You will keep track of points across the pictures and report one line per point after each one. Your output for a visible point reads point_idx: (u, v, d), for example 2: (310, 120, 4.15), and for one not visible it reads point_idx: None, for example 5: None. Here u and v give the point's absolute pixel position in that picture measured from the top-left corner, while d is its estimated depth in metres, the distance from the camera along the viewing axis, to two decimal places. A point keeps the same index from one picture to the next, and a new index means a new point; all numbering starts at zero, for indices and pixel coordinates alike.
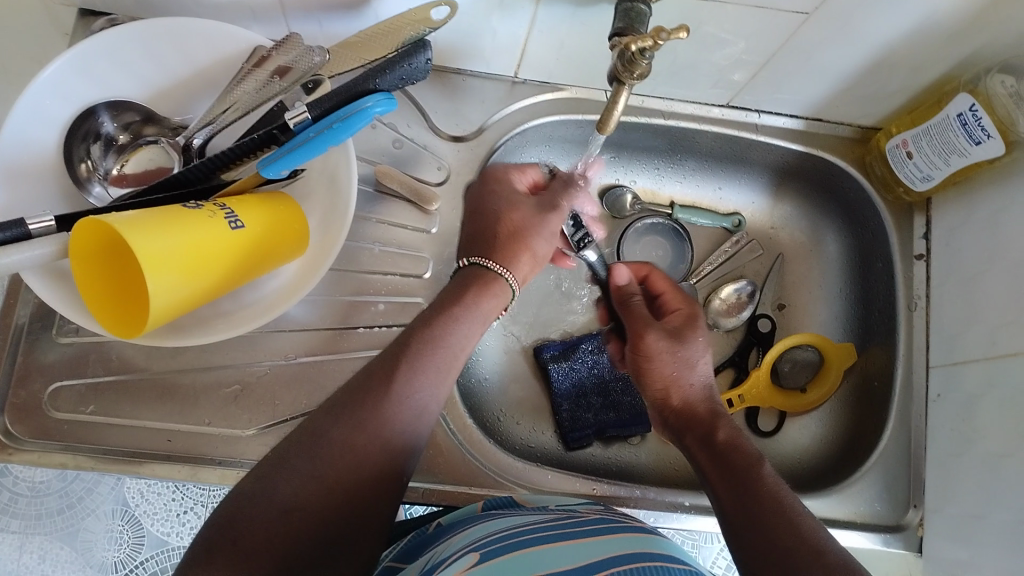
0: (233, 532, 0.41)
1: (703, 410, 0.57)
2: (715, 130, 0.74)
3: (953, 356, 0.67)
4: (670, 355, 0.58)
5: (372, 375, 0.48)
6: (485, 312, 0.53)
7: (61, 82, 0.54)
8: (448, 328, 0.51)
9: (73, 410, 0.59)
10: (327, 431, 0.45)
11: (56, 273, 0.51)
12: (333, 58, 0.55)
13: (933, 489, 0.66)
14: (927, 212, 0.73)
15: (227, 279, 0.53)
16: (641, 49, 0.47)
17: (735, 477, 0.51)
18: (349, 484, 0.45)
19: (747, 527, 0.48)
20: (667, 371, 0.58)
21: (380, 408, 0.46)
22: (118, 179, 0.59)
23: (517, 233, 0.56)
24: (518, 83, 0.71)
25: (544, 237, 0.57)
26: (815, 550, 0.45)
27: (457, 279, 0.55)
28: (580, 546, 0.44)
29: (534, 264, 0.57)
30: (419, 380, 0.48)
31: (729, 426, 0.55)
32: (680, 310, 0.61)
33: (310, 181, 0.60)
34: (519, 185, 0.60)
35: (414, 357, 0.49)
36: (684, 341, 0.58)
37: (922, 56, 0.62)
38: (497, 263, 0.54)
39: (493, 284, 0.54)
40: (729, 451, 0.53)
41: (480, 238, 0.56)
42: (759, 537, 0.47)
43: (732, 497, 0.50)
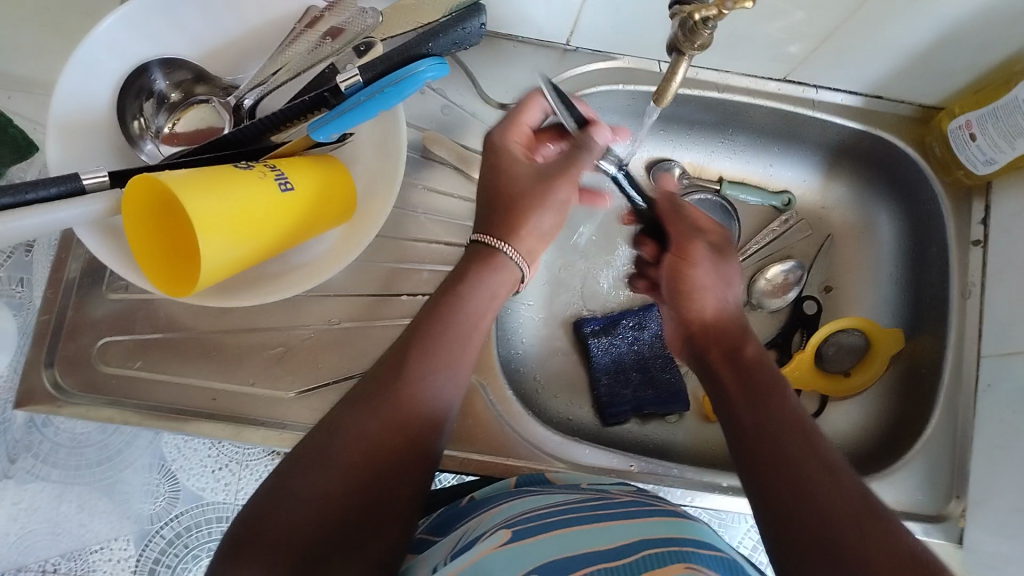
0: (258, 525, 0.41)
1: (733, 327, 0.53)
2: (770, 105, 0.72)
3: (1007, 345, 0.65)
4: (710, 268, 0.56)
5: (386, 364, 0.48)
6: (492, 291, 0.52)
7: (116, 39, 0.54)
8: (456, 307, 0.51)
9: (121, 364, 0.59)
10: (345, 424, 0.45)
11: (111, 229, 0.52)
12: (387, 20, 0.54)
13: (979, 481, 0.65)
14: (986, 197, 0.71)
15: (278, 241, 0.53)
16: (705, 18, 0.45)
17: (750, 392, 0.48)
18: (371, 472, 0.45)
19: (761, 440, 0.45)
20: (704, 282, 0.55)
21: (392, 394, 0.46)
22: (169, 138, 0.59)
23: (514, 207, 0.54)
24: (570, 51, 0.70)
25: (550, 208, 0.55)
26: (834, 474, 0.42)
27: (461, 259, 0.54)
28: (614, 528, 0.44)
29: (542, 238, 0.55)
30: (431, 361, 0.48)
31: (756, 346, 0.52)
32: (709, 227, 0.59)
33: (358, 145, 0.59)
34: (516, 147, 0.57)
35: (423, 341, 0.49)
36: (723, 262, 0.56)
37: (992, 34, 0.60)
38: (498, 238, 0.53)
39: (494, 260, 0.53)
40: (754, 369, 0.50)
41: (483, 212, 0.55)
42: (771, 455, 0.44)
43: (745, 410, 0.47)
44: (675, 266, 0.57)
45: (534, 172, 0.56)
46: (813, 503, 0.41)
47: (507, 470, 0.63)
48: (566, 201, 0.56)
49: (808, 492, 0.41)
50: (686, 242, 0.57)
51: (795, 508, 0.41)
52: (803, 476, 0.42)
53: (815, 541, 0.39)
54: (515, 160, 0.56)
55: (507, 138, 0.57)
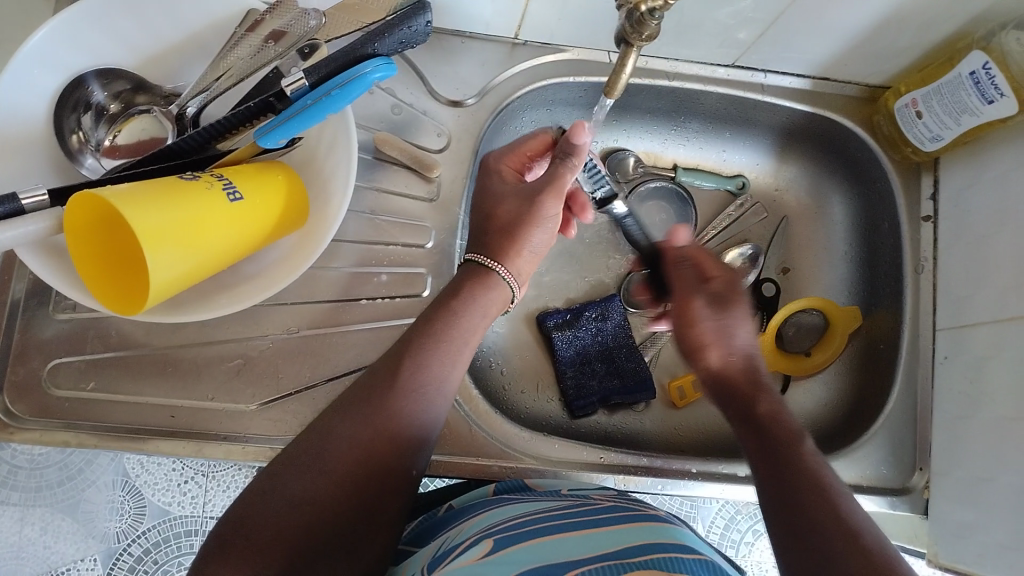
0: (244, 525, 0.42)
1: (743, 381, 0.53)
2: (720, 91, 0.72)
3: (961, 318, 0.66)
4: (714, 320, 0.55)
5: (378, 371, 0.48)
6: (484, 308, 0.53)
7: (46, 50, 0.52)
8: (450, 321, 0.51)
9: (73, 386, 0.58)
10: (335, 428, 0.46)
11: (52, 249, 0.50)
12: (331, 21, 0.53)
13: (940, 452, 0.66)
14: (935, 172, 0.72)
15: (230, 253, 0.52)
16: (652, 9, 0.45)
17: (772, 457, 0.48)
18: (361, 480, 0.45)
19: (787, 503, 0.45)
20: (709, 336, 0.55)
21: (385, 402, 0.47)
22: (111, 150, 0.57)
23: (511, 226, 0.54)
24: (519, 45, 0.69)
25: (542, 228, 0.55)
26: (858, 539, 0.42)
27: (457, 275, 0.54)
28: (597, 535, 0.44)
29: (532, 257, 0.56)
30: (425, 371, 0.49)
31: (770, 399, 0.52)
32: (721, 276, 0.58)
33: (307, 149, 0.59)
34: (508, 170, 0.58)
35: (416, 352, 0.49)
36: (729, 311, 0.56)
37: (935, 11, 0.60)
38: (491, 258, 0.54)
39: (489, 279, 0.53)
40: (773, 426, 0.50)
41: (475, 234, 0.56)
42: (797, 518, 0.44)
43: (768, 476, 0.47)
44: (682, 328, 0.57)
45: (523, 191, 0.56)
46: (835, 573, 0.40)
47: (478, 470, 0.62)
48: (556, 215, 0.56)
49: (830, 561, 0.41)
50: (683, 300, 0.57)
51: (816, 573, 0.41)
52: (825, 546, 0.42)
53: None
54: (508, 184, 0.57)
55: (501, 162, 0.59)
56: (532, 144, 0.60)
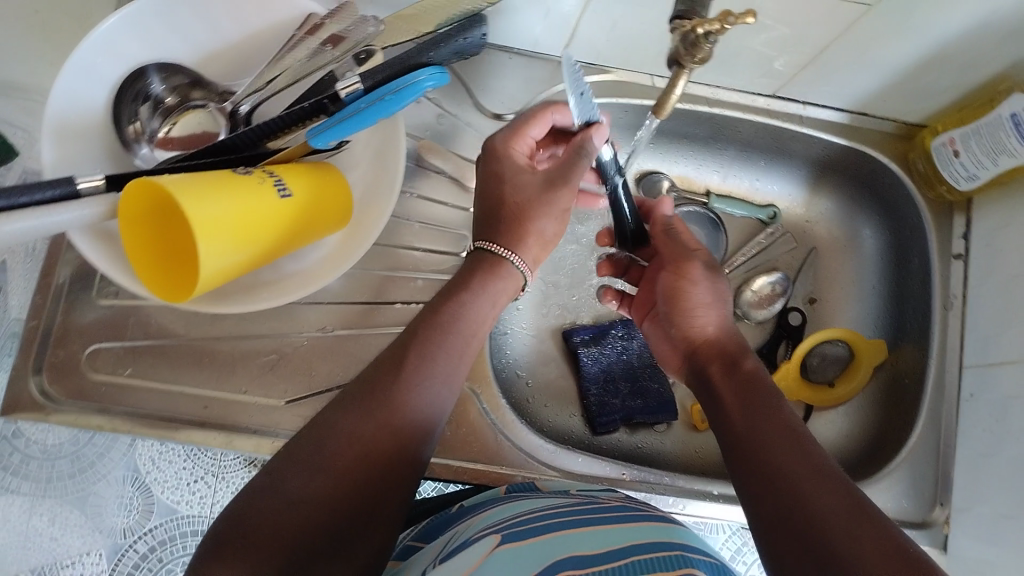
0: (242, 524, 0.40)
1: (728, 344, 0.55)
2: (759, 120, 0.73)
3: (989, 357, 0.67)
4: (709, 283, 0.58)
5: (385, 362, 0.49)
6: (493, 300, 0.54)
7: (114, 39, 0.53)
8: (456, 313, 0.52)
9: (111, 371, 0.59)
10: (338, 421, 0.46)
11: (104, 234, 0.51)
12: (388, 28, 0.54)
13: (962, 490, 0.66)
14: (967, 212, 0.72)
15: (275, 246, 0.52)
16: (707, 32, 0.46)
17: (744, 400, 0.49)
18: (359, 474, 0.44)
19: (750, 438, 0.46)
20: (702, 299, 0.58)
21: (390, 397, 0.47)
22: (164, 142, 0.58)
23: (526, 210, 0.55)
24: (564, 63, 0.70)
25: (554, 217, 0.55)
26: (812, 462, 0.43)
27: (465, 264, 0.55)
28: (605, 532, 0.46)
29: (543, 245, 0.56)
30: (430, 366, 0.49)
31: (755, 361, 0.54)
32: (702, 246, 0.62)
33: (354, 152, 0.59)
34: (521, 155, 0.58)
35: (422, 346, 0.50)
36: (719, 272, 0.59)
37: (978, 53, 0.61)
38: (503, 247, 0.55)
39: (500, 267, 0.54)
40: (748, 378, 0.51)
41: (485, 218, 0.56)
42: (757, 448, 0.45)
43: (743, 421, 0.48)
44: (677, 283, 0.59)
45: (540, 178, 0.56)
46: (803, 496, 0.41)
47: (501, 478, 0.63)
48: (566, 208, 0.56)
49: (786, 480, 0.42)
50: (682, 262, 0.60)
51: (773, 493, 0.42)
52: (789, 477, 0.42)
53: (795, 528, 0.40)
54: (523, 170, 0.57)
55: (510, 146, 0.58)
56: (537, 127, 0.60)
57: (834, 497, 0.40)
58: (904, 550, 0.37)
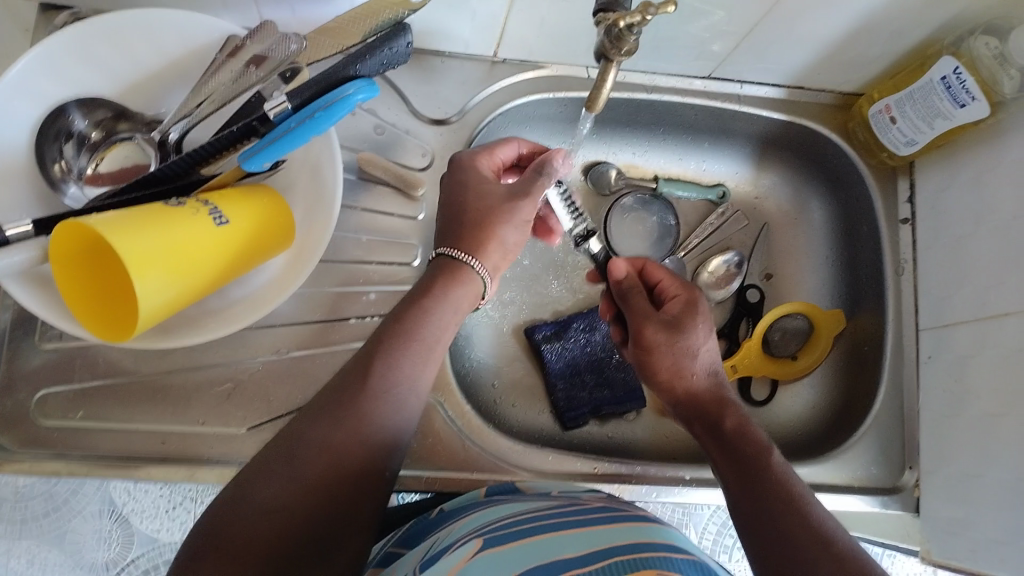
0: (218, 539, 0.41)
1: (709, 398, 0.56)
2: (698, 103, 0.73)
3: (943, 318, 0.68)
4: (670, 348, 0.57)
5: (349, 373, 0.48)
6: (457, 304, 0.52)
7: (28, 81, 0.52)
8: (420, 320, 0.50)
9: (62, 416, 0.57)
10: (307, 433, 0.45)
11: (40, 279, 0.50)
12: (311, 45, 0.54)
13: (928, 450, 0.67)
14: (911, 175, 0.73)
15: (218, 274, 0.51)
16: (629, 25, 0.46)
17: (741, 468, 0.51)
18: (330, 483, 0.44)
19: (756, 512, 0.48)
20: (669, 366, 0.57)
21: (359, 408, 0.46)
22: (93, 179, 0.57)
23: (484, 221, 0.54)
24: (498, 62, 0.70)
25: (516, 225, 0.55)
26: (823, 541, 0.45)
27: (428, 271, 0.54)
28: (579, 535, 0.46)
29: (506, 251, 0.55)
30: (395, 373, 0.48)
31: (736, 414, 0.55)
32: (679, 297, 0.60)
33: (292, 171, 0.59)
34: (486, 169, 0.58)
35: (387, 353, 0.49)
36: (682, 330, 0.57)
37: (905, 19, 0.62)
38: (466, 252, 0.53)
39: (461, 272, 0.53)
40: (738, 438, 0.53)
41: (447, 229, 0.55)
42: (764, 523, 0.48)
43: (744, 494, 0.50)
44: (642, 353, 0.58)
45: (502, 190, 0.56)
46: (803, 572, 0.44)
47: (474, 484, 0.62)
48: (530, 218, 0.56)
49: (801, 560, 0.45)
50: (638, 328, 0.58)
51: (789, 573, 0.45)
52: (801, 557, 0.45)
53: None
54: (485, 181, 0.56)
55: (476, 158, 0.58)
56: (505, 151, 0.61)
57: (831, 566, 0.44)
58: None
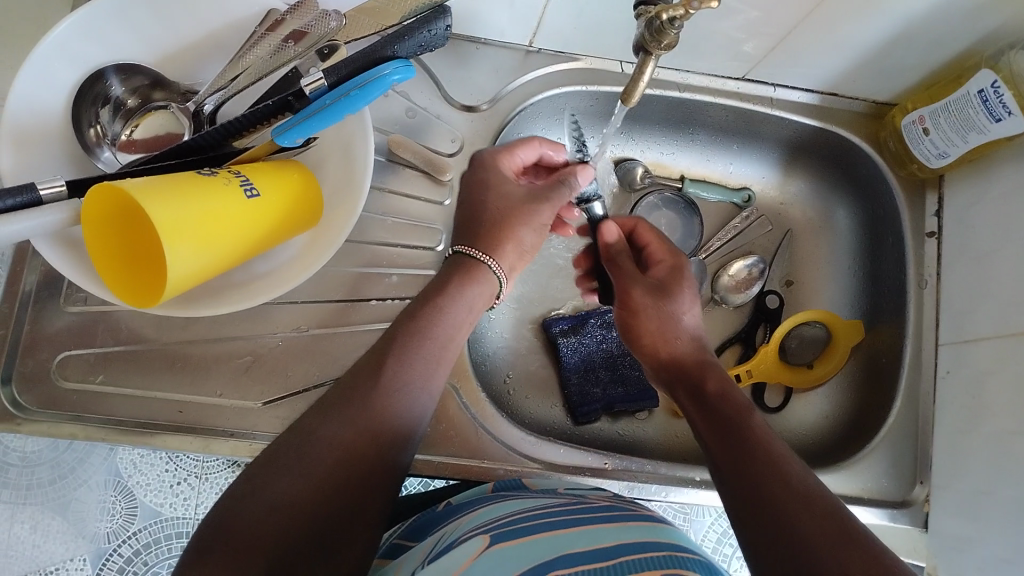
0: (226, 532, 0.40)
1: (690, 361, 0.57)
2: (730, 103, 0.73)
3: (964, 333, 0.67)
4: (656, 311, 0.59)
5: (361, 368, 0.48)
6: (470, 304, 0.53)
7: (69, 43, 0.52)
8: (435, 318, 0.50)
9: (81, 379, 0.58)
10: (317, 428, 0.45)
11: (69, 241, 0.50)
12: (350, 21, 0.53)
13: (940, 466, 0.67)
14: (939, 189, 0.73)
15: (244, 247, 0.52)
16: (672, 18, 0.46)
17: (722, 428, 0.50)
18: (340, 478, 0.44)
19: (735, 468, 0.47)
20: (652, 327, 0.58)
21: (369, 403, 0.46)
22: (127, 145, 0.58)
23: (501, 220, 0.55)
24: (532, 52, 0.70)
25: (533, 227, 0.56)
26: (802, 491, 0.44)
27: (442, 269, 0.54)
28: (595, 530, 0.46)
29: (521, 253, 0.56)
30: (409, 371, 0.48)
31: (717, 377, 0.55)
32: (665, 262, 0.62)
33: (323, 148, 0.59)
34: (507, 170, 0.59)
35: (400, 348, 0.49)
36: (669, 295, 0.59)
37: (944, 30, 0.61)
38: (482, 252, 0.54)
39: (477, 271, 0.53)
40: (719, 400, 0.53)
41: (466, 224, 0.55)
42: (743, 477, 0.46)
43: (723, 450, 0.49)
44: (627, 315, 0.60)
45: (522, 192, 0.57)
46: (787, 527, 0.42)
47: (484, 472, 0.62)
48: (547, 223, 0.57)
49: (778, 507, 0.43)
50: (625, 291, 0.60)
51: (764, 521, 0.43)
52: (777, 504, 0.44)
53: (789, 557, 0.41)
54: (506, 182, 0.57)
55: (499, 160, 0.58)
56: (528, 151, 0.61)
57: (816, 521, 0.42)
58: (889, 568, 0.39)
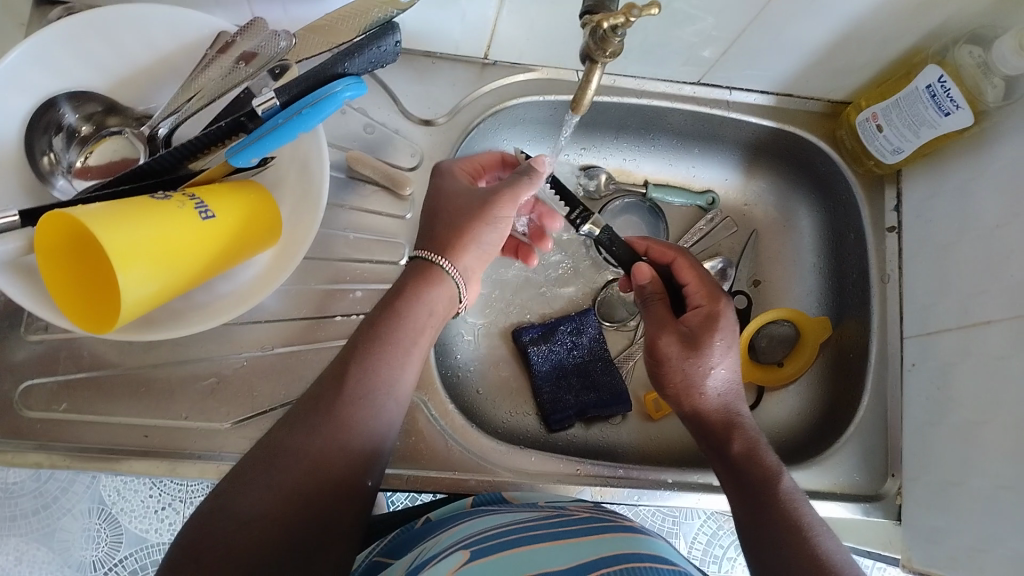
0: (199, 548, 0.41)
1: (717, 421, 0.56)
2: (687, 108, 0.74)
3: (927, 325, 0.68)
4: (682, 363, 0.56)
5: (327, 381, 0.48)
6: (431, 305, 0.52)
7: (19, 73, 0.53)
8: (396, 322, 0.50)
9: (45, 408, 0.57)
10: (285, 442, 0.45)
11: (24, 269, 0.50)
12: (301, 41, 0.54)
13: (911, 458, 0.67)
14: (898, 184, 0.74)
15: (203, 268, 0.52)
16: (614, 26, 0.47)
17: (751, 497, 0.53)
18: (311, 490, 0.44)
19: (761, 545, 0.50)
20: (677, 379, 0.57)
21: (336, 414, 0.46)
22: (82, 171, 0.58)
23: (455, 222, 0.53)
24: (489, 64, 0.70)
25: (493, 226, 0.54)
26: None
27: (403, 274, 0.53)
28: (568, 546, 0.46)
29: (479, 251, 0.54)
30: (372, 378, 0.48)
31: (744, 437, 0.56)
32: (701, 307, 0.58)
33: (280, 169, 0.59)
34: (464, 175, 0.58)
35: (362, 359, 0.48)
36: (696, 348, 0.56)
37: (891, 27, 0.62)
38: (437, 253, 0.52)
39: (432, 272, 0.52)
40: (746, 464, 0.54)
41: (424, 230, 0.54)
42: (768, 557, 0.49)
43: (751, 522, 0.52)
44: (653, 361, 0.58)
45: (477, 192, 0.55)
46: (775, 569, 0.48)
47: (455, 484, 0.62)
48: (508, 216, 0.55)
49: None
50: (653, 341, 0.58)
51: None
52: None
53: None
54: (462, 185, 0.56)
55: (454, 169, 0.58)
56: (488, 158, 0.61)
57: None
58: None
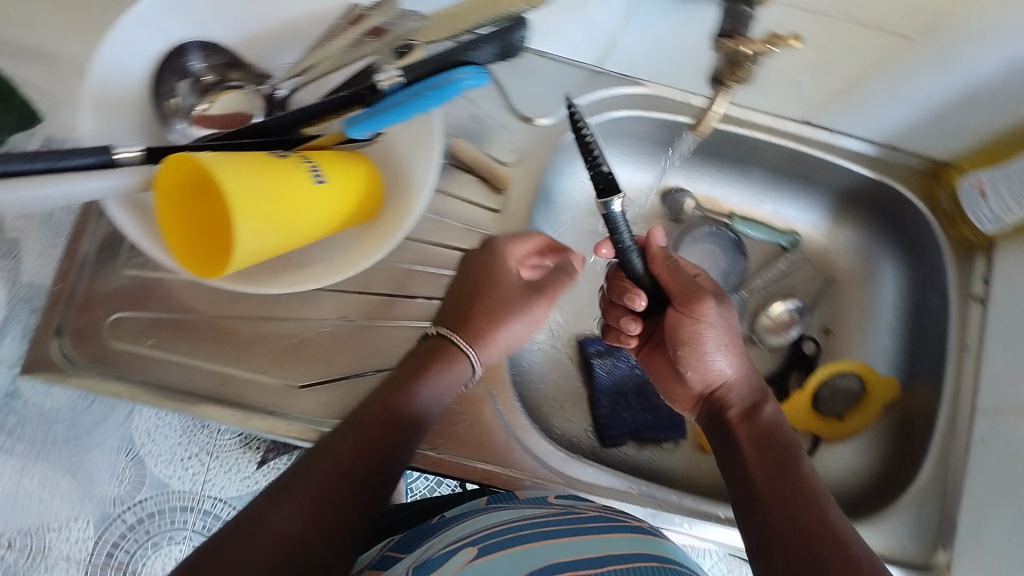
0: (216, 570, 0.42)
1: (748, 392, 0.60)
2: (786, 145, 0.74)
3: (1002, 401, 0.66)
4: (717, 324, 0.58)
5: (340, 435, 0.51)
6: (450, 381, 0.56)
7: (154, 17, 0.54)
8: (413, 389, 0.54)
9: (131, 341, 0.59)
10: (293, 485, 0.47)
11: (137, 206, 0.52)
12: (432, 24, 0.54)
13: (964, 533, 0.66)
14: (989, 255, 0.72)
15: (309, 227, 0.53)
16: (753, 54, 0.48)
17: (775, 463, 0.55)
18: (319, 527, 0.46)
19: (779, 504, 0.52)
20: (713, 343, 0.58)
21: (341, 464, 0.49)
22: (201, 118, 0.59)
23: (493, 313, 0.59)
24: (599, 73, 0.71)
25: (525, 321, 0.60)
26: (841, 539, 0.48)
27: (422, 347, 0.57)
28: (590, 538, 0.47)
29: (501, 344, 0.60)
30: (383, 442, 0.51)
31: (774, 410, 0.59)
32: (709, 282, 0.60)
33: (389, 146, 0.60)
34: (513, 258, 0.61)
35: (383, 420, 0.52)
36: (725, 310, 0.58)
37: (1013, 93, 0.61)
38: (466, 341, 0.57)
39: (455, 357, 0.56)
40: (770, 437, 0.57)
41: (456, 310, 0.58)
42: (784, 516, 0.51)
43: (766, 483, 0.53)
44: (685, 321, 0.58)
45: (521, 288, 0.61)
46: (790, 526, 0.50)
47: (511, 481, 0.63)
48: (541, 316, 0.62)
49: (816, 553, 0.48)
50: (689, 296, 0.58)
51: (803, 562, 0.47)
52: (816, 548, 0.48)
53: None
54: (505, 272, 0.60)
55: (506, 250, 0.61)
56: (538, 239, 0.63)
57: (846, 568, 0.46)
58: None
